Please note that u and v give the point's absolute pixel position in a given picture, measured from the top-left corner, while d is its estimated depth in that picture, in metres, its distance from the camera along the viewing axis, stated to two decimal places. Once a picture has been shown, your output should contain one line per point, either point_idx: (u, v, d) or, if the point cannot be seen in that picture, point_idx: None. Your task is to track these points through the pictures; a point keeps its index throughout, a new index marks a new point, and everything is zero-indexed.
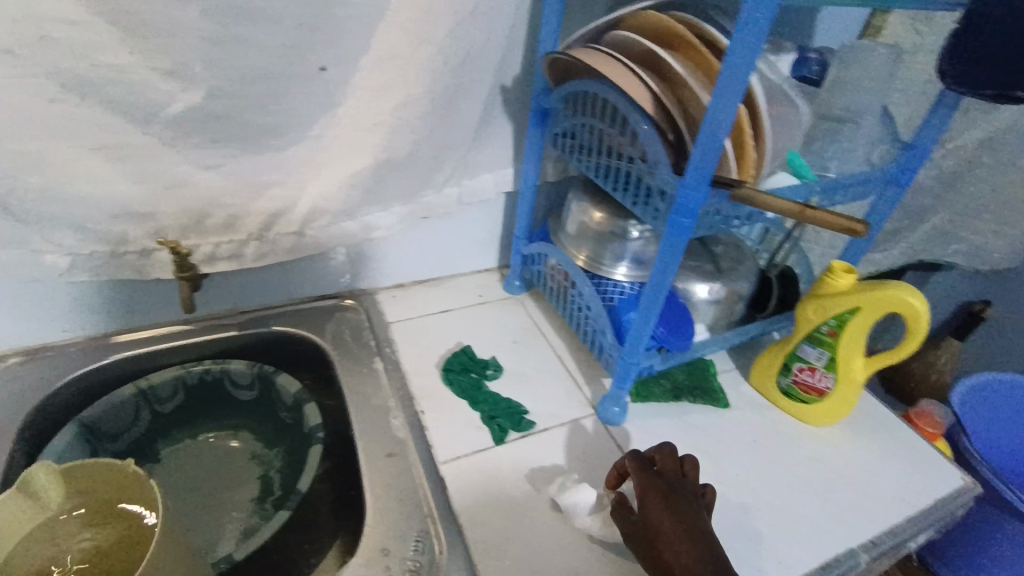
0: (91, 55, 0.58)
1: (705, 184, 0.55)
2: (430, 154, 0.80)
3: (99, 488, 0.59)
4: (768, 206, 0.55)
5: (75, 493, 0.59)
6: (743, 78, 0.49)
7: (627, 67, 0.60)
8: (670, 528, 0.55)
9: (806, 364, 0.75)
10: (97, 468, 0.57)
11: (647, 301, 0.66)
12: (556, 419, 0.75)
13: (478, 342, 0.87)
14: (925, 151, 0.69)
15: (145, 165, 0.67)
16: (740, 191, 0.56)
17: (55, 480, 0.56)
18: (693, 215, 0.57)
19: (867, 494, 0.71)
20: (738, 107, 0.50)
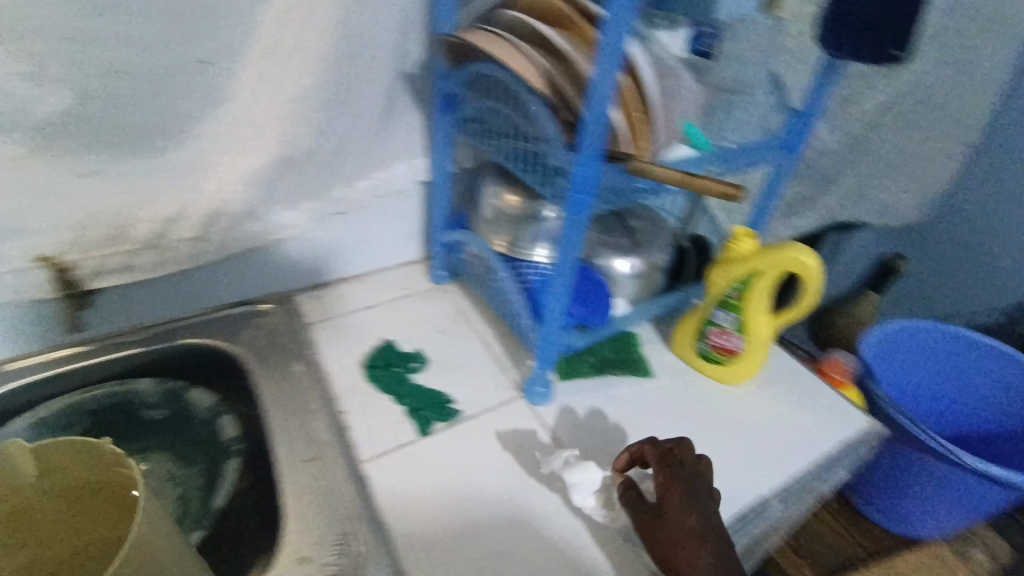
0: None
1: (598, 160, 0.56)
2: (333, 146, 0.77)
3: (71, 469, 0.53)
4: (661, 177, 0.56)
5: (50, 475, 0.52)
6: (619, 52, 0.50)
7: (515, 46, 0.60)
8: (691, 529, 0.57)
9: (719, 328, 0.79)
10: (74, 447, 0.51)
11: (558, 280, 0.67)
12: (481, 405, 0.76)
13: (403, 336, 0.85)
14: (812, 117, 0.73)
15: (11, 177, 0.61)
16: (632, 163, 0.56)
17: (28, 460, 0.51)
18: (590, 191, 0.58)
19: (779, 444, 0.75)
20: (618, 80, 0.51)
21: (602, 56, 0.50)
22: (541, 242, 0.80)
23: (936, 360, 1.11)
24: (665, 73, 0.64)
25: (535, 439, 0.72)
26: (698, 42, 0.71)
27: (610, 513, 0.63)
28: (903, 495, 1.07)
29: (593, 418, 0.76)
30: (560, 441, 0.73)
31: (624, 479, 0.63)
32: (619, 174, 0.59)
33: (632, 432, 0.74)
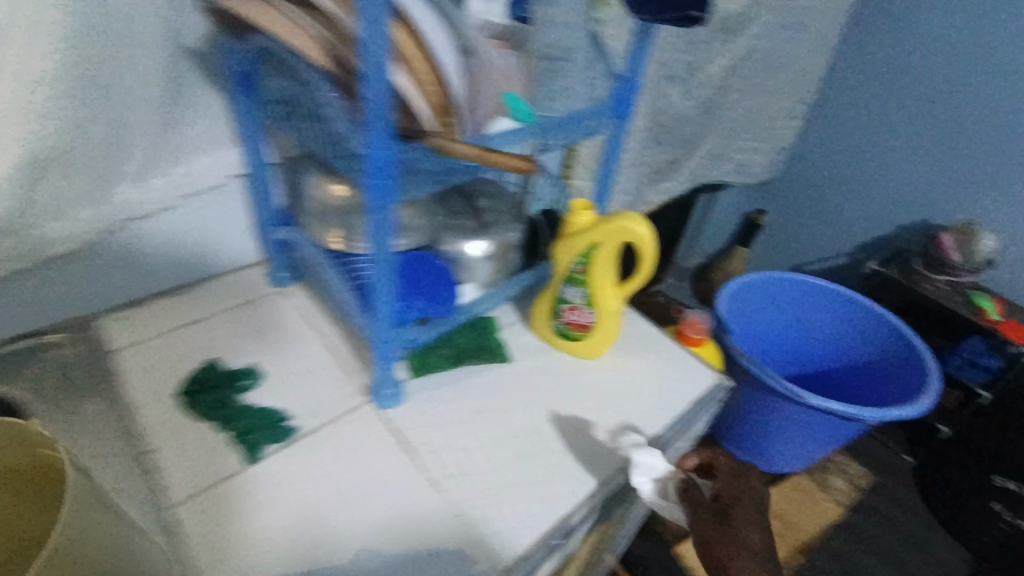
0: None
1: (389, 140, 0.50)
2: (108, 144, 0.64)
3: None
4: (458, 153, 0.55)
5: None
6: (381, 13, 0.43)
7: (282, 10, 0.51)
8: (754, 542, 0.64)
9: (570, 304, 0.77)
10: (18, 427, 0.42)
11: (380, 275, 0.61)
12: (321, 417, 0.70)
13: (234, 350, 0.76)
14: (635, 81, 0.71)
15: None
16: (429, 140, 0.53)
17: None
18: (389, 175, 0.52)
19: (633, 413, 0.76)
20: (390, 46, 0.45)
21: (364, 16, 0.43)
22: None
23: (785, 308, 1.19)
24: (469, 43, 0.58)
25: (384, 447, 0.68)
26: (519, 7, 0.68)
27: (661, 500, 0.66)
28: (764, 436, 1.15)
29: (446, 414, 0.72)
30: (411, 443, 0.69)
31: (687, 477, 0.67)
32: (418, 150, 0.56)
33: (485, 422, 0.72)
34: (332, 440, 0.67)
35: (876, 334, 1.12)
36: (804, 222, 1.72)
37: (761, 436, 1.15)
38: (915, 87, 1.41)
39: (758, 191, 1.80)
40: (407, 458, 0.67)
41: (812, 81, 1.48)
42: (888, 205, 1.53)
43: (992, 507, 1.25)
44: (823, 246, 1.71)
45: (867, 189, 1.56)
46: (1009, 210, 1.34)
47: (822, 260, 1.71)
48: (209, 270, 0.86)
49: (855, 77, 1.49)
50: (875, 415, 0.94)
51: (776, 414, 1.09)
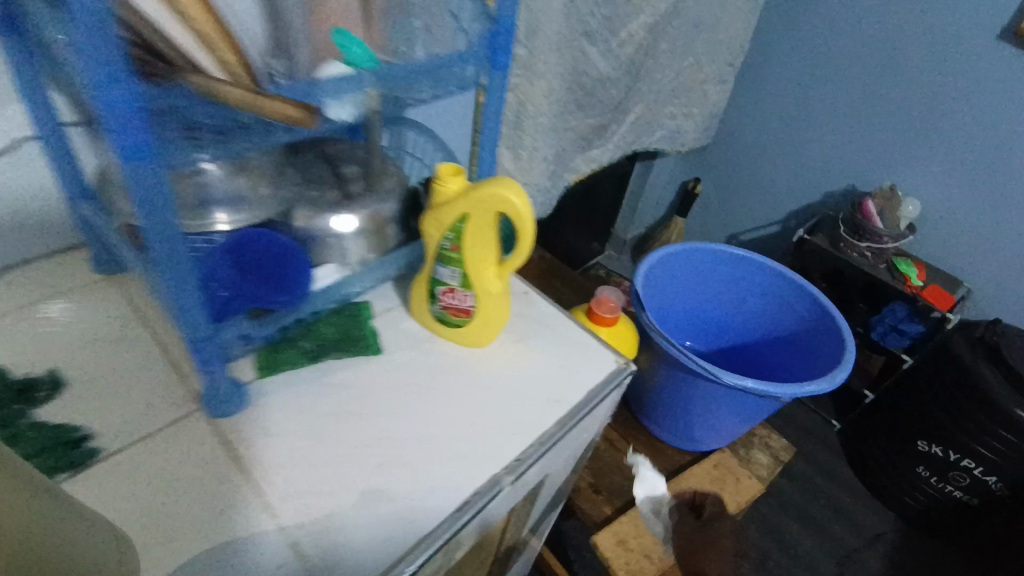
0: None
1: (124, 75, 0.38)
2: None
3: None
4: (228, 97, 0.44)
5: None
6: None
7: None
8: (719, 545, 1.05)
9: (446, 286, 0.67)
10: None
11: (165, 263, 0.49)
12: (139, 432, 0.59)
13: (41, 355, 0.64)
14: (507, 22, 0.61)
15: None
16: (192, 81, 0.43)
17: None
18: (138, 124, 0.40)
19: (519, 408, 0.67)
20: None
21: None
22: (214, 205, 0.60)
23: (707, 281, 1.13)
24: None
25: (208, 466, 0.57)
26: None
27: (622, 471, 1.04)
28: (684, 417, 1.09)
29: (295, 420, 0.62)
30: (247, 458, 0.59)
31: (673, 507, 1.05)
32: (185, 98, 0.43)
33: (342, 426, 0.62)
34: (149, 459, 0.57)
35: (796, 306, 1.08)
36: (736, 191, 1.68)
37: (681, 416, 1.09)
38: (839, 49, 1.35)
39: (693, 159, 1.74)
40: (239, 476, 0.57)
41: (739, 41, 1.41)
42: (815, 173, 1.49)
43: (918, 472, 1.27)
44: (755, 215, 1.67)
45: (795, 156, 1.52)
46: (929, 175, 1.31)
47: (754, 230, 1.68)
48: (20, 257, 0.71)
49: (781, 37, 1.42)
50: (789, 391, 0.89)
51: (695, 393, 1.03)
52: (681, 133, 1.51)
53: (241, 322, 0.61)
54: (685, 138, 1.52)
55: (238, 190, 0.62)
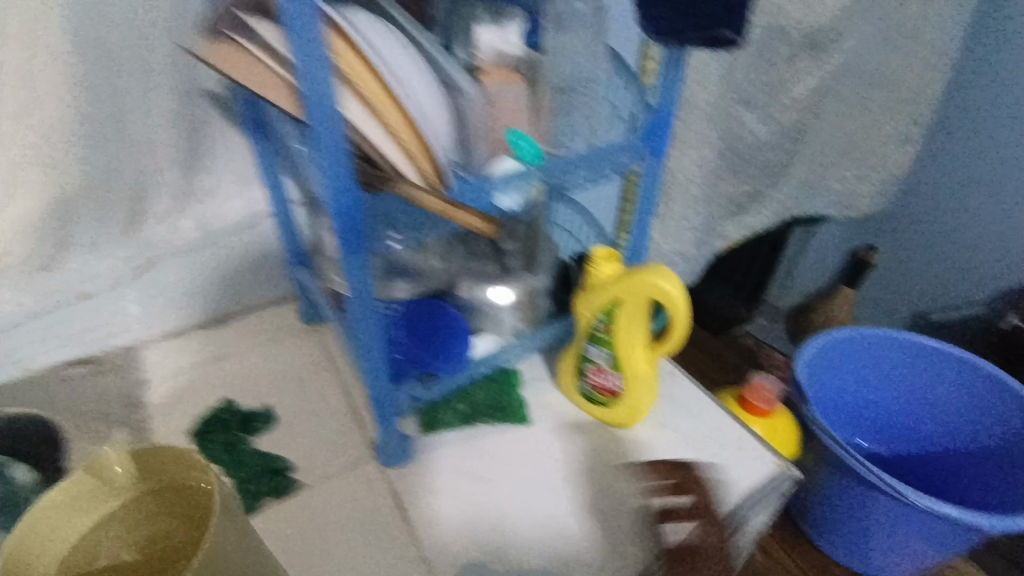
0: None
1: (351, 191, 0.46)
2: (132, 183, 0.66)
3: (165, 473, 0.46)
4: (428, 205, 0.50)
5: (144, 476, 0.46)
6: (322, 61, 0.40)
7: (249, 52, 0.48)
8: None
9: (594, 365, 0.68)
10: (148, 446, 0.45)
11: (359, 325, 0.56)
12: (322, 473, 0.68)
13: (255, 390, 0.77)
14: (667, 116, 0.62)
15: None
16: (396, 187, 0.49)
17: (127, 462, 0.45)
18: (359, 227, 0.49)
19: (662, 499, 0.65)
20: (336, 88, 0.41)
21: (295, 42, 0.39)
22: (395, 278, 0.71)
23: (885, 373, 0.99)
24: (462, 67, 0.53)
25: (379, 513, 0.64)
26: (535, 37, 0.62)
27: None
28: (859, 535, 0.92)
29: (450, 480, 0.66)
30: (410, 510, 0.64)
31: None
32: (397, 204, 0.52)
33: (489, 493, 0.65)
34: (334, 497, 0.65)
35: (1013, 418, 0.89)
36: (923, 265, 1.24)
37: (855, 533, 0.92)
38: None
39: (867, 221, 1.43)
40: (400, 526, 0.63)
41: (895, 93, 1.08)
42: None
43: None
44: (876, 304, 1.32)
45: None
46: None
47: None
48: (243, 304, 0.87)
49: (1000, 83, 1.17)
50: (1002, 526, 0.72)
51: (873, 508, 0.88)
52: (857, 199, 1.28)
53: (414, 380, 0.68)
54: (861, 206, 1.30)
55: (414, 265, 0.72)
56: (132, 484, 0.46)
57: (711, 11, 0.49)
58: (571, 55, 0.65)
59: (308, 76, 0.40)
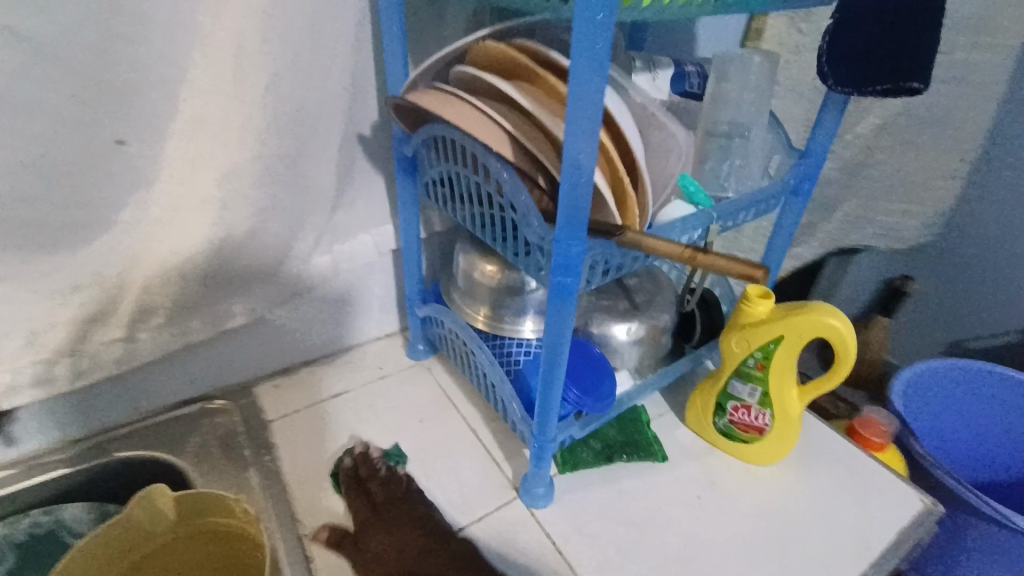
0: None
1: (582, 235, 0.45)
2: (287, 219, 0.69)
3: (208, 510, 0.61)
4: (658, 249, 0.46)
5: (183, 514, 0.61)
6: (597, 112, 0.40)
7: (474, 106, 0.51)
8: None
9: (740, 403, 0.69)
10: (190, 495, 0.60)
11: (544, 369, 0.55)
12: (469, 514, 0.67)
13: (382, 427, 0.77)
14: (818, 159, 0.65)
15: None
16: (626, 237, 0.45)
17: (170, 501, 0.60)
18: (576, 272, 0.47)
19: (820, 539, 0.65)
20: (597, 137, 0.41)
21: (572, 99, 0.39)
22: (530, 317, 0.70)
23: (967, 404, 0.93)
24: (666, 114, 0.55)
25: (539, 553, 0.63)
26: (684, 83, 0.65)
27: None
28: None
29: (600, 521, 0.66)
30: (568, 551, 0.63)
31: None
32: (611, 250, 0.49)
33: (646, 537, 0.64)
34: (485, 535, 0.65)
35: None
36: (961, 294, 1.12)
37: None
38: None
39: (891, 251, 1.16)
40: (561, 564, 0.62)
41: (966, 93, 0.91)
42: None
43: None
44: (914, 332, 1.22)
45: None
46: None
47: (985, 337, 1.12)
48: (354, 339, 0.88)
49: None
50: None
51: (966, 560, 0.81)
52: (897, 231, 1.05)
53: (570, 422, 0.67)
54: (904, 236, 1.05)
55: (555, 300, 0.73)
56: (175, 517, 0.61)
57: (899, 65, 0.52)
58: (734, 104, 0.66)
59: (576, 127, 0.40)
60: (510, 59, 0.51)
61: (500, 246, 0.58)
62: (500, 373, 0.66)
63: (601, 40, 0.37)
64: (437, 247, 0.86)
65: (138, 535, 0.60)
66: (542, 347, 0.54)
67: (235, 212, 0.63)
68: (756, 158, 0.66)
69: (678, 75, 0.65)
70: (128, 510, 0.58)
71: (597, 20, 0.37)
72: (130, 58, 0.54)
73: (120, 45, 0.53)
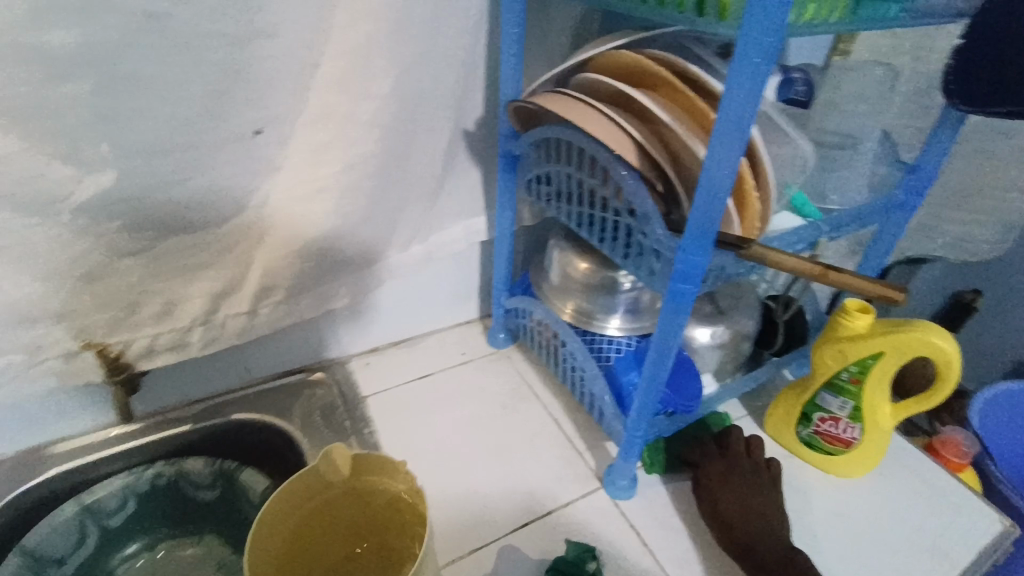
0: (7, 168, 0.50)
1: (707, 246, 0.48)
2: (393, 207, 0.72)
3: (375, 476, 0.55)
4: (791, 266, 0.48)
5: (351, 476, 0.55)
6: (743, 131, 0.42)
7: (601, 112, 0.53)
8: None
9: (828, 414, 0.70)
10: (366, 453, 0.54)
11: (653, 364, 0.58)
12: (554, 499, 0.71)
13: (469, 411, 0.81)
14: (929, 175, 0.65)
15: (99, 290, 0.60)
16: (755, 250, 0.48)
17: (346, 462, 0.54)
18: (695, 281, 0.50)
19: (902, 550, 0.66)
20: (740, 160, 0.43)
21: (723, 116, 0.42)
22: (617, 313, 0.72)
23: None
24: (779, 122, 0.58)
25: (623, 542, 0.66)
26: (789, 90, 0.63)
27: None
28: None
29: (679, 517, 0.69)
30: (652, 543, 0.66)
31: None
32: (730, 259, 0.52)
33: None
34: (570, 521, 0.68)
35: None
36: None
37: None
38: None
39: None
40: (645, 553, 0.65)
41: None
42: None
43: None
44: None
45: None
46: None
47: None
48: (436, 324, 0.92)
49: None
50: None
51: None
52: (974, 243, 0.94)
53: (659, 422, 0.69)
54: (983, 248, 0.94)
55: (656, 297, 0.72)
56: (341, 479, 0.55)
57: (1002, 91, 0.52)
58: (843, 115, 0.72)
59: (721, 140, 0.43)
60: (642, 67, 0.54)
61: (608, 246, 0.60)
62: (595, 367, 0.69)
63: (762, 59, 0.39)
64: (523, 240, 0.88)
65: (310, 490, 0.54)
66: (651, 344, 0.58)
67: (351, 200, 0.67)
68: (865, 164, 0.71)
69: (783, 82, 0.63)
70: (312, 465, 0.53)
71: (762, 41, 0.39)
72: (261, 50, 0.55)
73: (260, 38, 0.55)
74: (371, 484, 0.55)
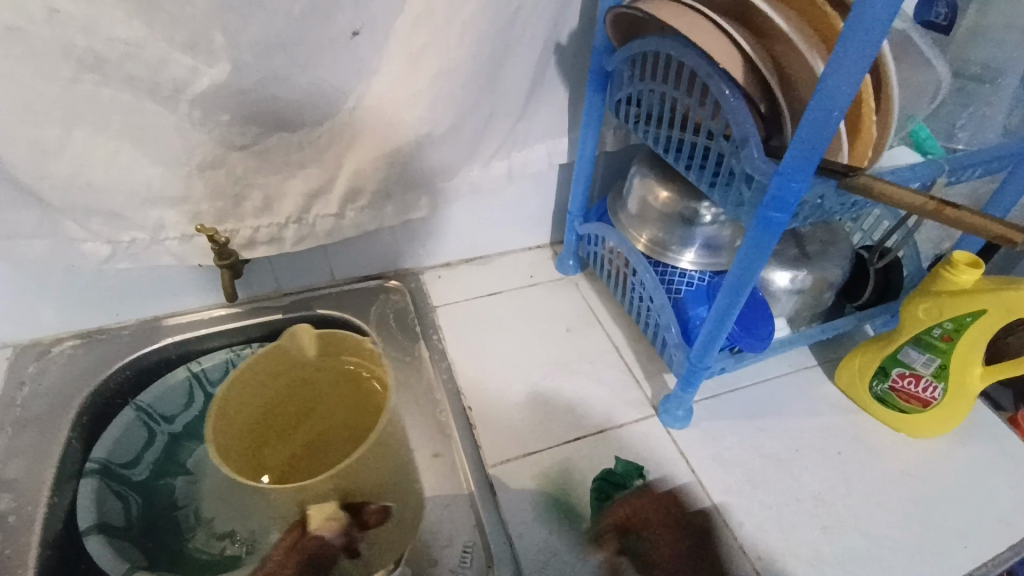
0: (136, 52, 0.54)
1: (809, 172, 0.45)
2: (477, 120, 0.73)
3: (343, 354, 0.66)
4: (901, 201, 0.45)
5: (321, 355, 0.66)
6: (874, 42, 0.38)
7: (711, 20, 0.49)
8: None
9: (909, 371, 0.67)
10: (332, 331, 0.63)
11: (726, 297, 0.57)
12: (609, 420, 0.73)
13: (532, 330, 0.84)
14: None
15: (209, 178, 0.65)
16: (860, 180, 0.45)
17: (311, 340, 0.64)
18: (789, 210, 0.48)
19: (964, 513, 0.64)
20: (863, 76, 0.40)
21: (853, 25, 0.38)
22: (692, 246, 0.71)
23: None
24: (904, 54, 0.56)
25: (674, 467, 0.68)
26: (929, 10, 0.56)
27: None
28: None
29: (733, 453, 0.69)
30: (701, 471, 0.68)
31: None
32: (830, 191, 0.48)
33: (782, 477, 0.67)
34: (623, 442, 0.71)
35: None
36: None
37: None
38: None
39: None
40: (695, 480, 0.67)
41: None
42: None
43: None
44: None
45: None
46: None
47: None
48: (508, 246, 0.94)
49: None
50: None
51: None
52: None
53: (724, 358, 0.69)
54: None
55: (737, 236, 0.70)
56: (313, 357, 0.65)
57: None
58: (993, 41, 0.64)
59: (845, 51, 0.39)
60: None
61: (695, 173, 0.58)
62: (664, 298, 0.68)
63: None
64: (604, 168, 0.87)
65: (285, 364, 0.64)
66: (726, 277, 0.56)
67: (441, 108, 0.68)
68: (1001, 106, 0.66)
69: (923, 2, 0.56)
70: (278, 342, 0.62)
71: None
72: None
73: None
74: (338, 359, 0.66)
